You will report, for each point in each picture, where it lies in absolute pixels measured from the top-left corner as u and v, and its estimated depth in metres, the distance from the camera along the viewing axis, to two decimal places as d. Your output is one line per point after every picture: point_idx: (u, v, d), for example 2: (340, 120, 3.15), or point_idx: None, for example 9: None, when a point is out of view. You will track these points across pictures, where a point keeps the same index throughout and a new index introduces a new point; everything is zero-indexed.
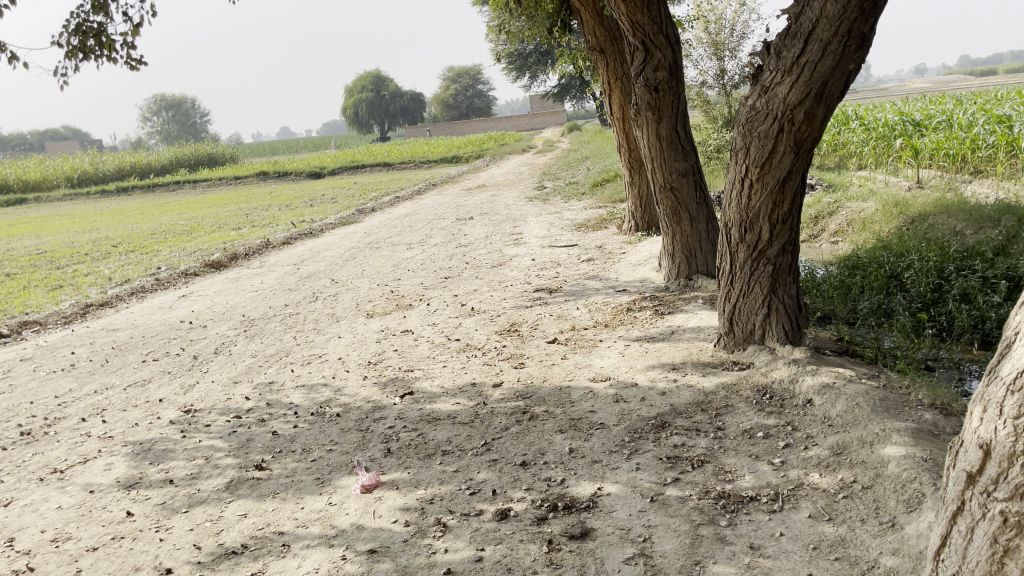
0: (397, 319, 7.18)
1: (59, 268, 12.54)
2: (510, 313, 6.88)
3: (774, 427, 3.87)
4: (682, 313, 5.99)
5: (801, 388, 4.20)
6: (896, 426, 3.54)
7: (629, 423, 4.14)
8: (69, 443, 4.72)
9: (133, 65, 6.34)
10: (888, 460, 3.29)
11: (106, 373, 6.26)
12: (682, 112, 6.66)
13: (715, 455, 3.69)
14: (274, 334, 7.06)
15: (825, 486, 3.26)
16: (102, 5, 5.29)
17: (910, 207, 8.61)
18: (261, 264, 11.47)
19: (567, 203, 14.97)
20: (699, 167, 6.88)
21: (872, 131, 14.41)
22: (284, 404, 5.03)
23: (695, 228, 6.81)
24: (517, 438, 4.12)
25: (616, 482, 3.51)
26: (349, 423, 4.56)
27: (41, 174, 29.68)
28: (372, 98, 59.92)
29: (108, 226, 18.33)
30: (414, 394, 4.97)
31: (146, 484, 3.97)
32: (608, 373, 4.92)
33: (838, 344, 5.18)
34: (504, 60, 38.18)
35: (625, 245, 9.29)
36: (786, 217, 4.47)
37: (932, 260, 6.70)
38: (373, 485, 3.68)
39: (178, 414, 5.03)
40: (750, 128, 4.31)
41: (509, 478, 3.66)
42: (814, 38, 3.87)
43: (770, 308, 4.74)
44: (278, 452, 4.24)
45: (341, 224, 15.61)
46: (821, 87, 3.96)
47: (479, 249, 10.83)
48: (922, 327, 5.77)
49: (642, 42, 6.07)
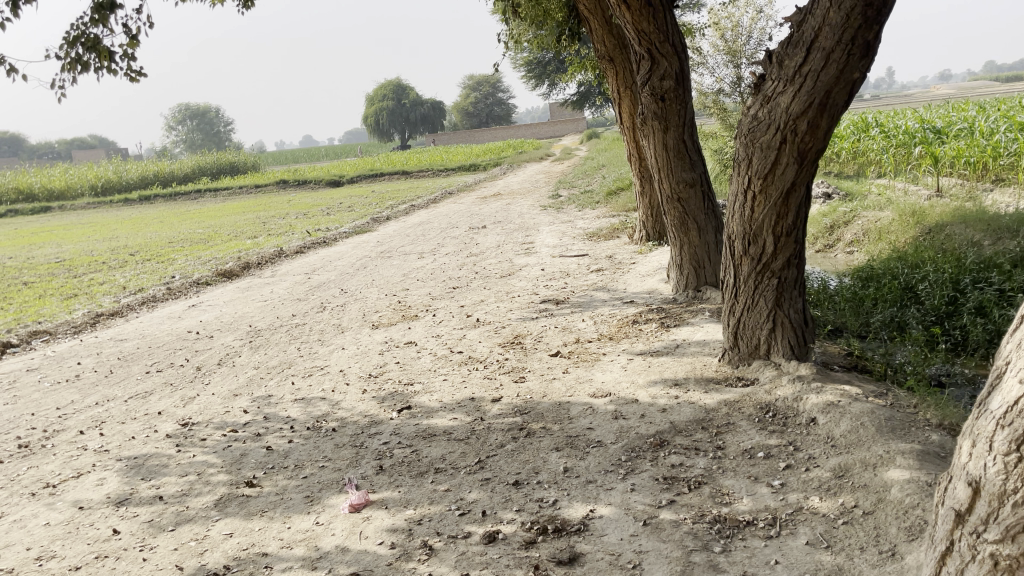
0: (401, 330, 7.13)
1: (76, 276, 12.65)
2: (514, 325, 6.80)
3: (776, 447, 3.75)
4: (688, 327, 5.88)
5: (805, 406, 4.08)
6: (901, 448, 3.42)
7: (627, 441, 4.04)
8: (65, 456, 4.70)
9: (132, 77, 6.13)
10: (891, 484, 3.17)
11: (109, 384, 6.25)
12: (690, 121, 6.53)
13: (713, 476, 3.57)
14: (279, 345, 7.02)
15: (824, 511, 3.14)
16: (100, 17, 5.29)
17: (927, 217, 8.44)
18: (273, 273, 11.48)
19: (581, 211, 14.89)
20: (708, 177, 6.76)
21: (893, 138, 14.19)
22: (281, 418, 4.98)
23: (704, 239, 6.72)
24: (512, 456, 4.03)
25: (609, 504, 3.41)
26: (344, 438, 4.50)
27: (65, 183, 30.04)
28: (392, 105, 60.20)
29: (127, 234, 18.49)
30: (412, 408, 4.91)
31: (135, 501, 3.93)
32: (609, 389, 4.81)
33: (847, 359, 5.05)
34: (524, 68, 38.23)
35: (636, 255, 9.19)
36: (791, 229, 4.35)
37: (948, 272, 6.54)
38: (362, 504, 3.61)
39: (175, 428, 5.00)
40: (752, 139, 4.20)
41: (500, 499, 3.57)
42: (817, 47, 3.77)
43: (775, 322, 4.61)
44: (270, 468, 4.18)
45: (355, 232, 15.61)
46: (825, 97, 3.84)
47: (490, 259, 10.77)
48: (935, 341, 5.61)
49: (648, 51, 5.96)
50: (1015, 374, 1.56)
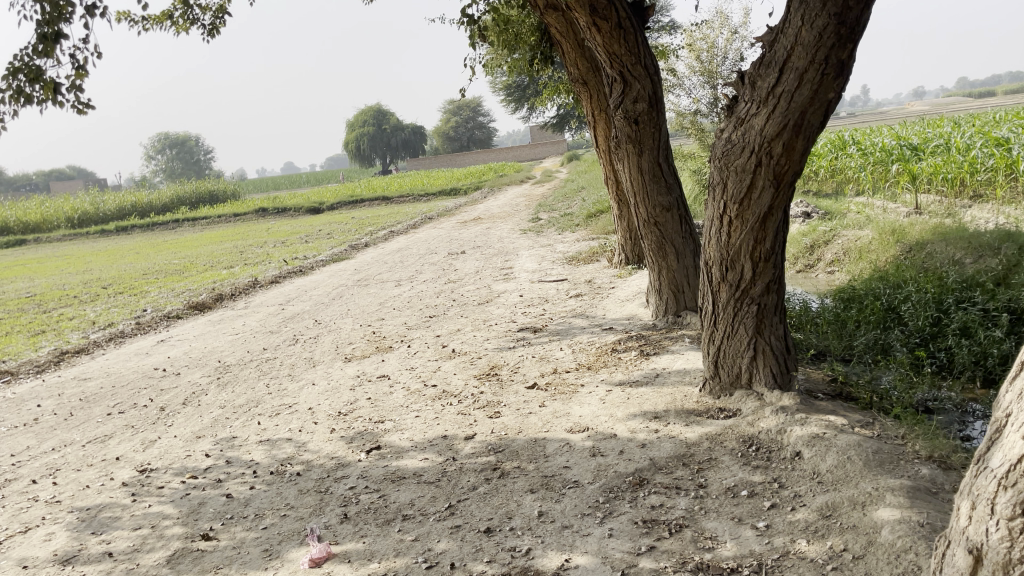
0: (375, 363, 6.91)
1: (46, 311, 12.31)
2: (490, 355, 6.60)
3: (760, 484, 3.56)
4: (668, 354, 5.71)
5: (789, 438, 3.90)
6: (891, 485, 3.25)
7: (605, 480, 3.84)
8: (14, 509, 4.45)
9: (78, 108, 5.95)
10: (880, 525, 3.00)
11: (68, 427, 5.99)
12: (665, 144, 6.42)
13: (695, 518, 3.38)
14: (247, 382, 6.78)
15: (812, 556, 2.95)
16: (45, 47, 5.12)
17: (907, 235, 8.34)
18: (247, 304, 11.23)
19: (561, 235, 14.77)
20: (684, 200, 6.63)
21: (870, 156, 14.21)
22: (243, 462, 4.75)
23: (682, 262, 6.57)
24: (484, 500, 3.82)
25: (586, 552, 3.21)
26: (308, 484, 4.28)
27: (41, 215, 29.57)
28: (373, 131, 60.21)
29: (102, 267, 18.11)
30: (381, 448, 4.69)
31: (83, 559, 3.69)
32: (587, 424, 4.61)
33: (831, 386, 4.90)
34: (504, 91, 38.40)
35: (615, 279, 9.05)
36: (769, 254, 4.19)
37: (931, 292, 6.42)
38: (323, 558, 3.38)
39: (132, 475, 4.75)
40: (727, 162, 4.06)
41: (470, 549, 3.36)
42: (790, 67, 3.64)
43: (756, 350, 4.45)
44: (228, 518, 3.95)
45: (333, 260, 15.38)
46: (799, 117, 3.71)
47: (468, 285, 10.60)
48: (921, 364, 5.47)
49: (620, 73, 5.83)
50: (1017, 431, 1.81)
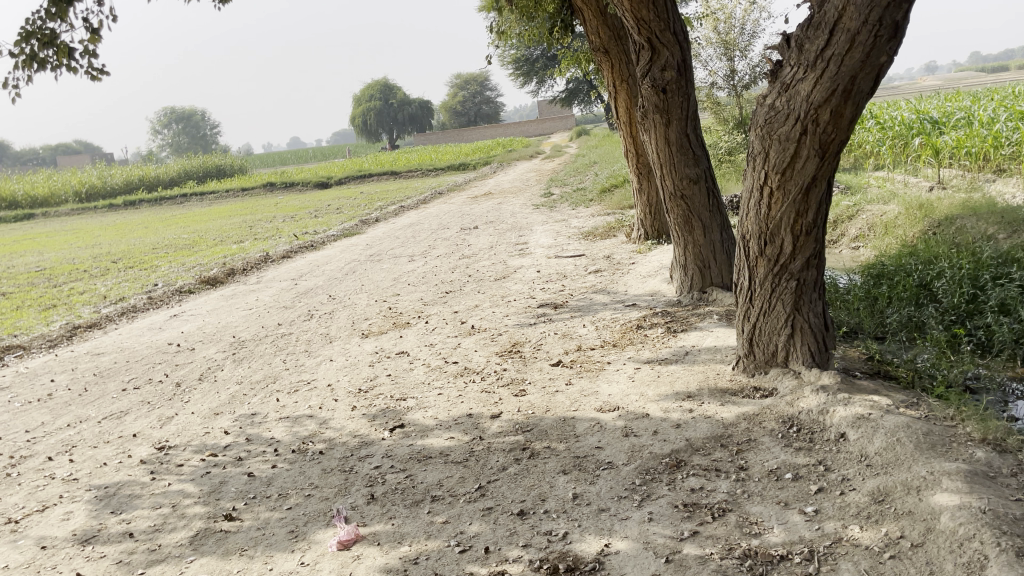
0: (393, 339, 6.78)
1: (57, 286, 12.18)
2: (511, 332, 6.46)
3: (805, 467, 3.42)
4: (697, 331, 5.55)
5: (832, 419, 3.76)
6: (946, 468, 3.11)
7: (640, 462, 3.71)
8: (30, 487, 4.35)
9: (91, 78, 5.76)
10: (939, 511, 2.86)
11: (83, 403, 5.88)
12: (693, 114, 6.21)
13: (739, 501, 3.24)
14: (263, 357, 6.66)
15: (867, 543, 2.81)
16: (58, 10, 4.94)
17: (935, 210, 8.11)
18: (258, 279, 11.09)
19: (575, 210, 14.57)
20: (711, 172, 6.43)
21: (889, 130, 13.91)
22: (263, 439, 4.63)
23: (708, 237, 6.41)
24: (515, 480, 3.70)
25: (626, 537, 3.08)
26: (332, 463, 4.16)
27: (49, 188, 29.42)
28: (380, 106, 59.71)
29: (111, 241, 17.97)
30: (405, 427, 4.56)
31: (103, 539, 3.59)
32: (617, 403, 4.48)
33: (868, 364, 4.74)
34: (512, 65, 37.94)
35: (634, 255, 8.87)
36: (811, 227, 4.01)
37: (966, 268, 6.22)
38: (351, 540, 3.26)
39: (150, 452, 4.64)
40: (770, 130, 3.88)
41: (504, 532, 3.23)
42: (841, 28, 3.43)
43: (793, 327, 4.29)
44: (251, 498, 3.83)
45: (343, 235, 15.21)
46: (849, 83, 3.51)
47: (483, 260, 10.44)
48: (958, 342, 5.30)
49: (648, 40, 5.62)
50: None
